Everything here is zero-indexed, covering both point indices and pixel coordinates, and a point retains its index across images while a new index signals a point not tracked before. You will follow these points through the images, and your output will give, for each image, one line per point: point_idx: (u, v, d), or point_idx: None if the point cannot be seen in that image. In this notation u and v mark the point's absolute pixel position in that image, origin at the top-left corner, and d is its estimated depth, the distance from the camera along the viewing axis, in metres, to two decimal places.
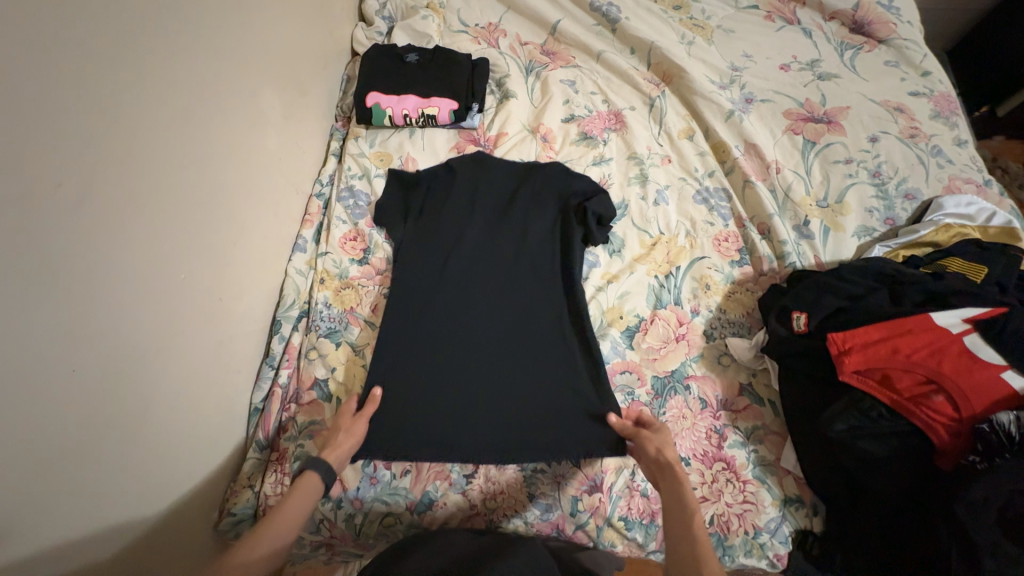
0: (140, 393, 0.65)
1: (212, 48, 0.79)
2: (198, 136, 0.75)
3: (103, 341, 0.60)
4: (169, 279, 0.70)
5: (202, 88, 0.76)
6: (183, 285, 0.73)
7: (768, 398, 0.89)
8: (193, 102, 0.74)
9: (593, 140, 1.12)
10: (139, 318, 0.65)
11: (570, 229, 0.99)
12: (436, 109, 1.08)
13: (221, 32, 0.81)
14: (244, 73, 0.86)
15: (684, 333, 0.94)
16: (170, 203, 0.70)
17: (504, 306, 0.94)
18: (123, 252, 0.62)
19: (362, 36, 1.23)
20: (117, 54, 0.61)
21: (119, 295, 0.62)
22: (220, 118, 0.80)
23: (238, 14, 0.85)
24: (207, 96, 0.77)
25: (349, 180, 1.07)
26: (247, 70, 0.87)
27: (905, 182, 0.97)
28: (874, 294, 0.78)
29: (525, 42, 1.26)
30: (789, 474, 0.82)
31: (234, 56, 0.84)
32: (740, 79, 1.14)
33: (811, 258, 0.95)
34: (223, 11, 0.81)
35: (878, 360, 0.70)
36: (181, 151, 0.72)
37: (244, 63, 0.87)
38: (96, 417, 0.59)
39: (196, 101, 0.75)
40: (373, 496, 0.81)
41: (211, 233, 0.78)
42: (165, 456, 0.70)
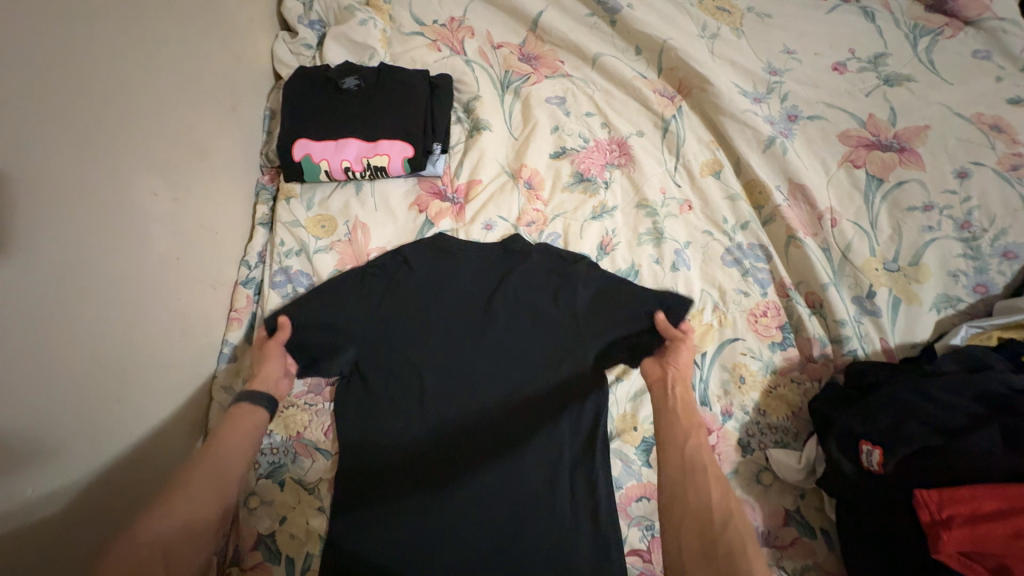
0: None
1: (56, 133, 0.54)
2: (44, 273, 0.53)
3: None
4: (13, 494, 0.50)
5: (43, 199, 0.52)
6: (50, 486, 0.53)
7: (821, 528, 0.71)
8: (27, 231, 0.51)
9: (591, 183, 0.87)
10: None
11: (577, 343, 0.78)
12: (385, 157, 0.84)
13: (62, 100, 0.55)
14: (112, 152, 0.61)
15: (714, 444, 0.75)
16: (10, 387, 0.49)
17: (489, 439, 0.75)
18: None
19: (285, 52, 0.94)
20: None
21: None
22: (81, 230, 0.57)
23: (90, 65, 0.59)
24: (55, 207, 0.54)
25: (282, 260, 0.84)
26: (119, 143, 0.62)
27: (1004, 235, 0.73)
28: (981, 429, 0.57)
29: (499, 44, 0.98)
30: None
31: (93, 130, 0.59)
32: (780, 87, 0.88)
33: (876, 342, 0.74)
34: (62, 67, 0.55)
35: (991, 544, 0.52)
36: (18, 308, 0.50)
37: (114, 134, 0.61)
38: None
39: (35, 219, 0.52)
40: None
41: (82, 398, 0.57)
42: None
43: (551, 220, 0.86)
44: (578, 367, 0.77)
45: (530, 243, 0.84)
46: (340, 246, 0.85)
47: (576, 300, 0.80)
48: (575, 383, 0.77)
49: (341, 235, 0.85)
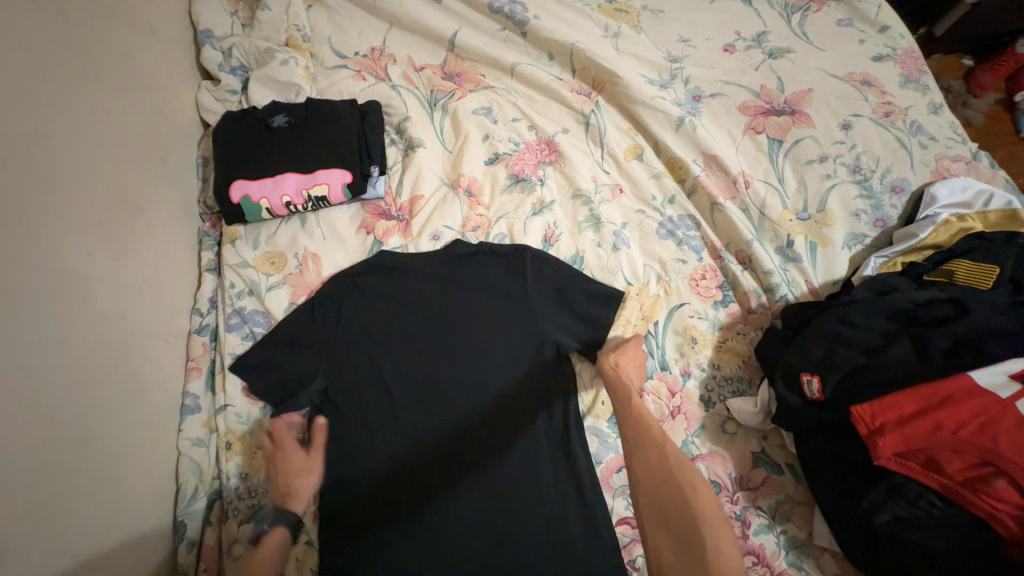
0: None
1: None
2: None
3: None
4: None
5: None
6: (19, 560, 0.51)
7: (786, 463, 0.77)
8: None
9: (527, 182, 0.92)
10: None
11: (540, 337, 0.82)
12: (325, 187, 0.86)
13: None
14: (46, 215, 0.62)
15: (679, 405, 0.80)
16: None
17: (468, 440, 0.77)
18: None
19: (209, 98, 0.95)
20: None
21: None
22: (19, 301, 0.56)
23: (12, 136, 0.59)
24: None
25: (235, 302, 0.84)
26: (50, 208, 0.62)
27: (889, 172, 0.83)
28: (895, 344, 0.64)
29: (421, 66, 1.03)
30: (826, 552, 0.72)
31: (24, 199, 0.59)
32: (682, 73, 0.96)
33: (803, 285, 0.82)
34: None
35: (920, 441, 0.57)
36: None
37: (41, 201, 0.61)
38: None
39: None
40: None
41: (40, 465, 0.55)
42: None
43: (494, 223, 0.90)
44: (547, 366, 0.81)
45: (478, 246, 0.87)
46: (292, 279, 0.85)
47: (529, 293, 0.84)
48: (542, 372, 0.81)
49: (292, 268, 0.86)
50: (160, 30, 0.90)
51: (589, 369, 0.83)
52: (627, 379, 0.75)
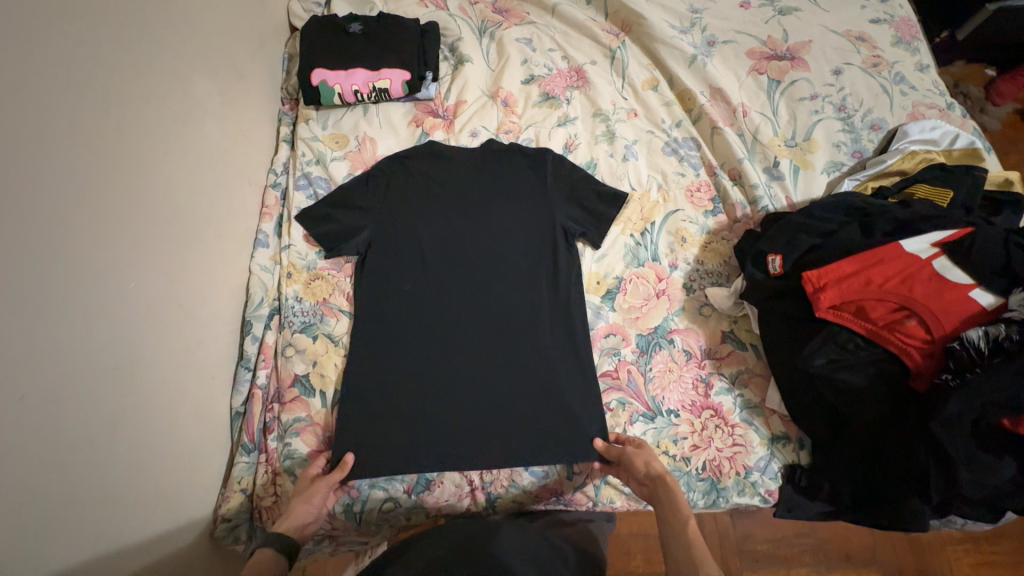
0: (119, 401, 0.64)
1: (144, 36, 0.74)
2: (141, 133, 0.72)
3: (70, 364, 0.58)
4: (130, 283, 0.68)
5: (138, 80, 0.72)
6: (146, 287, 0.70)
7: (750, 342, 0.90)
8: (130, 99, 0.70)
9: (555, 100, 1.08)
10: (104, 331, 0.63)
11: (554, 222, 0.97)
12: (387, 81, 1.03)
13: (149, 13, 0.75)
14: (179, 57, 0.81)
15: (663, 289, 0.94)
16: (121, 200, 0.67)
17: (481, 296, 0.93)
18: (62, 264, 0.58)
19: (298, 7, 1.13)
20: (50, 55, 0.59)
21: (74, 315, 0.59)
22: (159, 111, 0.76)
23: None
24: (145, 88, 0.73)
25: (304, 168, 1.02)
26: (182, 53, 0.82)
27: (870, 112, 0.96)
28: (846, 227, 0.77)
29: (476, 1, 1.20)
30: (775, 414, 0.84)
31: (165, 39, 0.78)
32: (700, 22, 1.10)
33: (783, 200, 0.95)
34: None
35: (853, 293, 0.70)
36: (125, 149, 0.69)
37: (177, 46, 0.81)
38: (73, 451, 0.57)
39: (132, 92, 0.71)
40: (361, 506, 0.81)
41: (165, 232, 0.75)
42: (162, 456, 0.70)
43: (524, 129, 1.06)
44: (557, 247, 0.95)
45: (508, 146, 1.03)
46: (352, 155, 1.03)
47: (547, 188, 0.99)
48: (552, 250, 0.96)
49: (352, 147, 1.03)
50: None
51: (591, 254, 0.97)
52: (669, 488, 0.74)
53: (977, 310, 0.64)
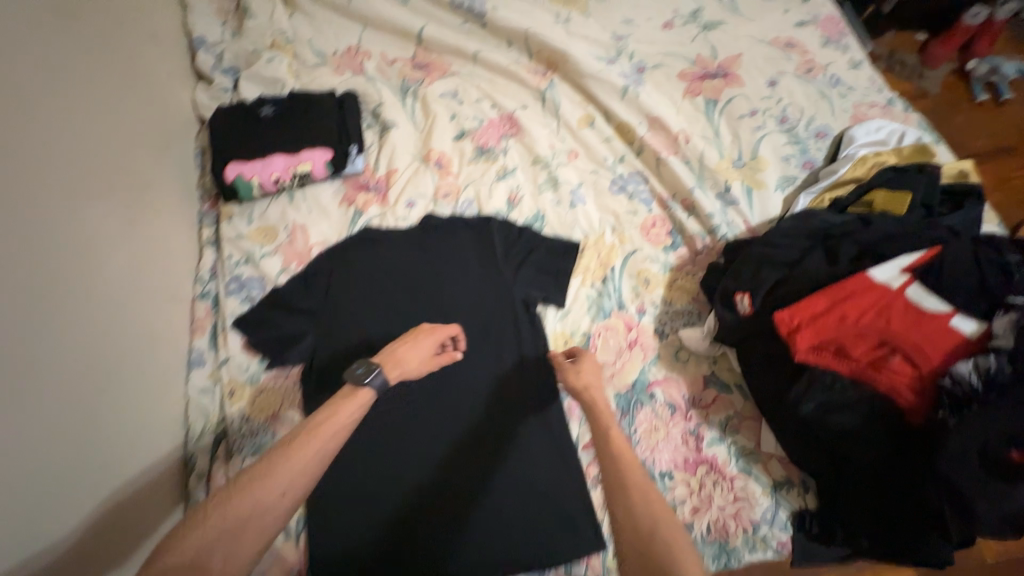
0: None
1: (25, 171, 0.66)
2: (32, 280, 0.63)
3: None
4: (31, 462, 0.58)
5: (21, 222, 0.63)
6: (55, 459, 0.61)
7: (735, 383, 0.84)
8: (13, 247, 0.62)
9: (491, 153, 1.02)
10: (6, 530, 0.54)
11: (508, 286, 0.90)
12: (309, 164, 0.96)
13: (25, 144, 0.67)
14: (72, 183, 0.73)
15: (635, 338, 0.88)
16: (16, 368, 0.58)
17: (441, 377, 0.86)
18: None
19: (204, 97, 1.05)
20: None
21: None
22: (54, 249, 0.67)
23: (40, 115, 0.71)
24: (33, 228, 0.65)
25: (233, 270, 0.94)
26: (71, 176, 0.73)
27: (813, 120, 0.93)
28: (810, 255, 0.72)
29: (393, 60, 1.14)
30: (773, 457, 0.79)
31: (51, 167, 0.70)
32: (627, 49, 1.07)
33: (741, 225, 0.90)
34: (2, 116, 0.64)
35: (830, 332, 0.65)
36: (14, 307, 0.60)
37: (67, 171, 0.73)
38: None
39: (17, 239, 0.62)
40: None
41: (75, 386, 0.66)
42: None
43: (463, 189, 1.00)
44: (511, 316, 0.89)
45: (448, 212, 0.97)
46: (284, 248, 0.95)
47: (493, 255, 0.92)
48: (511, 318, 0.89)
49: (283, 239, 0.96)
50: (161, 39, 1.03)
51: (554, 313, 0.91)
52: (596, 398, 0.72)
53: (960, 339, 0.60)
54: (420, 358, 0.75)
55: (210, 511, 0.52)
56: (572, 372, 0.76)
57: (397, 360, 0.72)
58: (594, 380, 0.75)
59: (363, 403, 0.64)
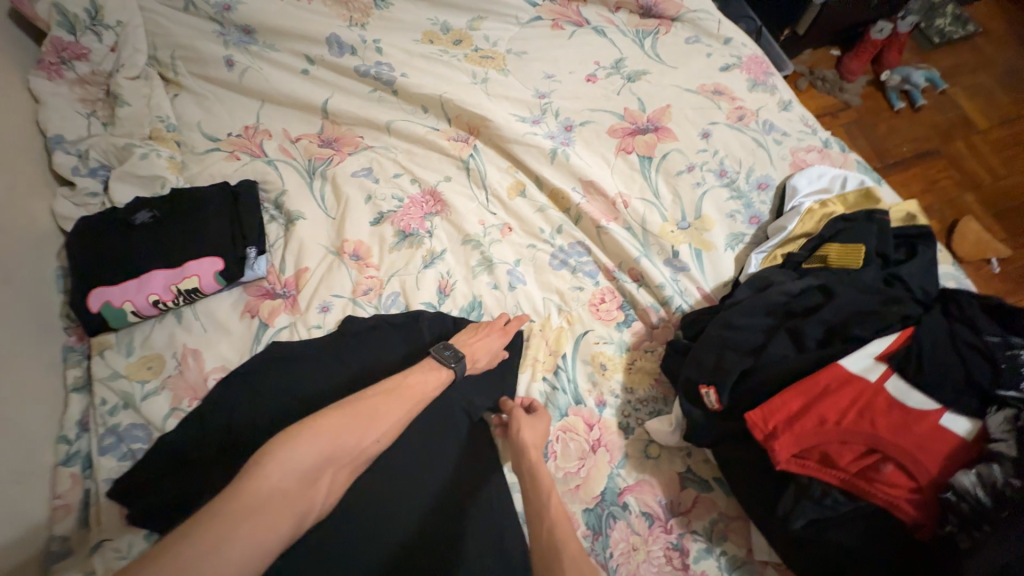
0: None
1: None
2: None
3: None
4: None
5: None
6: None
7: (713, 478, 0.75)
8: None
9: (415, 236, 0.90)
10: None
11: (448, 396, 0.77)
12: (195, 278, 0.82)
13: None
14: None
15: (598, 438, 0.77)
16: None
17: (380, 539, 0.67)
18: None
19: (66, 206, 0.89)
20: None
21: None
22: None
23: None
24: None
25: (108, 419, 0.76)
26: None
27: (753, 170, 0.87)
28: (775, 339, 0.65)
29: (297, 137, 1.02)
30: (768, 566, 0.69)
31: None
32: (551, 107, 0.99)
33: (695, 292, 0.82)
34: None
35: (811, 438, 0.57)
36: None
37: None
38: None
39: None
40: None
41: None
42: None
43: (387, 282, 0.87)
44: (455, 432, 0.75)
45: (371, 313, 0.84)
46: (171, 382, 0.79)
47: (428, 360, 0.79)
48: (459, 438, 0.75)
49: (171, 370, 0.80)
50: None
51: None
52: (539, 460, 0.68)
53: (949, 439, 0.54)
54: (490, 349, 0.77)
55: (312, 420, 0.59)
56: (526, 424, 0.72)
57: (474, 355, 0.75)
58: (537, 438, 0.71)
59: (442, 382, 0.71)
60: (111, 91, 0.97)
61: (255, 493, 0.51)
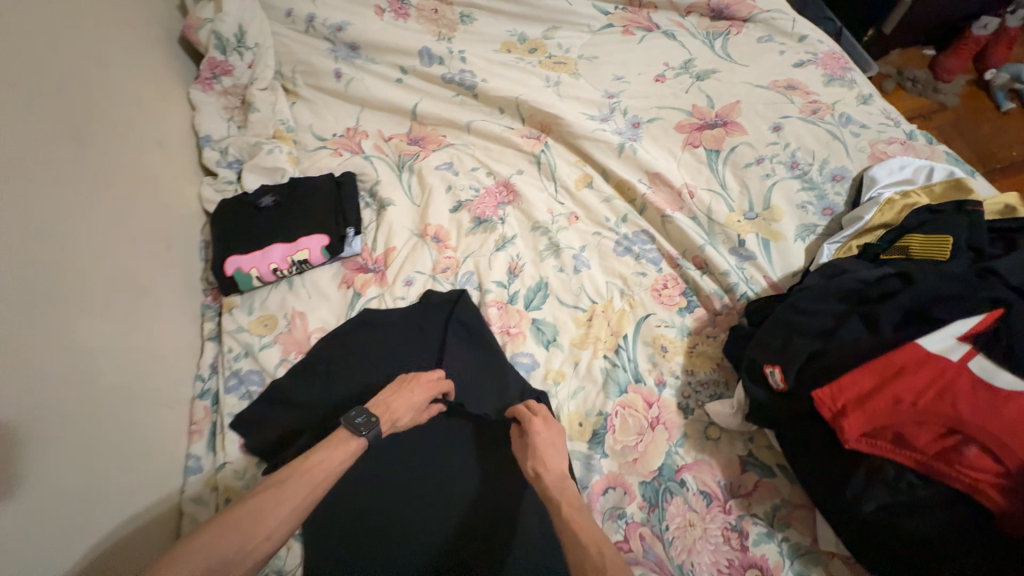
0: None
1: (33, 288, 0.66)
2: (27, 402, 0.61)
3: None
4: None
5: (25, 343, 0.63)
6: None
7: (776, 464, 0.74)
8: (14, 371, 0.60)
9: (489, 222, 0.99)
10: None
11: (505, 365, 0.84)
12: (306, 251, 0.96)
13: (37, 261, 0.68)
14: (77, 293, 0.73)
15: (657, 416, 0.80)
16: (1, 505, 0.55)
17: (449, 483, 0.79)
18: None
19: (210, 191, 1.08)
20: None
21: None
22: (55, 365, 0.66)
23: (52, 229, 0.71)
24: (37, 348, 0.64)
25: (233, 364, 0.92)
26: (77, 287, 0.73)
27: (827, 163, 0.87)
28: (846, 321, 0.64)
29: (390, 136, 1.16)
30: (835, 557, 0.67)
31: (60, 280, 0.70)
32: (619, 105, 1.05)
33: (762, 281, 0.83)
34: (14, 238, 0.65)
35: (884, 418, 0.56)
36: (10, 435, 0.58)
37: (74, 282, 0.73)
38: None
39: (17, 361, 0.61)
40: None
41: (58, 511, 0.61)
42: None
43: (462, 262, 0.97)
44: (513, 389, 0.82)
45: (448, 288, 0.94)
46: (283, 337, 0.93)
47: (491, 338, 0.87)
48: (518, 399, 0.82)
49: (282, 327, 0.94)
50: (166, 142, 1.03)
51: (569, 389, 0.84)
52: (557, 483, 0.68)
53: None
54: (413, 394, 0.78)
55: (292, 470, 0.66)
56: (530, 454, 0.72)
57: (394, 407, 0.76)
58: (551, 468, 0.70)
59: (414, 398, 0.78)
60: (246, 99, 1.17)
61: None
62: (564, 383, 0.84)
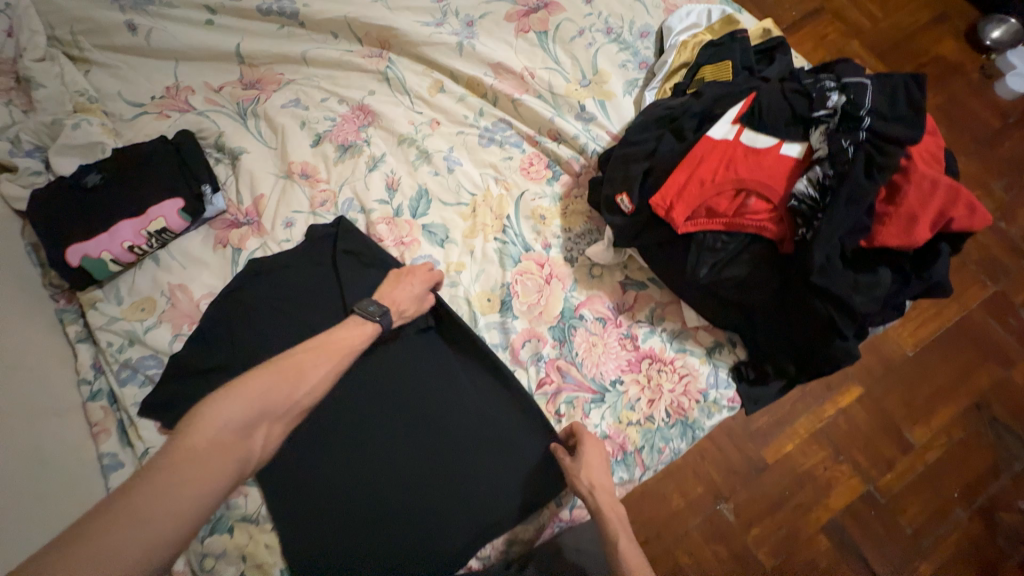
0: None
1: None
2: None
3: None
4: None
5: None
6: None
7: (647, 278, 0.90)
8: None
9: (354, 147, 0.99)
10: None
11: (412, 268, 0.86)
12: (161, 219, 0.89)
13: None
14: None
15: (550, 273, 0.91)
16: None
17: (386, 388, 0.83)
18: None
19: (14, 188, 0.91)
20: None
21: None
22: None
23: None
24: None
25: (119, 356, 0.85)
26: None
27: (634, 23, 1.00)
28: (663, 140, 0.78)
29: (220, 86, 1.06)
30: (699, 329, 0.86)
31: None
32: (450, 7, 1.06)
33: (606, 137, 0.95)
34: None
35: (697, 198, 0.72)
36: None
37: None
38: None
39: None
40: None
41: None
42: None
43: (339, 192, 0.96)
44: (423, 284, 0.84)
45: (331, 218, 0.94)
46: (168, 314, 0.87)
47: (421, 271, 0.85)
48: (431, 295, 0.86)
49: (164, 305, 0.88)
50: None
51: (470, 274, 0.91)
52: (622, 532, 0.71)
53: (791, 166, 0.70)
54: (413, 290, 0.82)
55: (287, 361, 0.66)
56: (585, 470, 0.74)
57: (398, 304, 0.80)
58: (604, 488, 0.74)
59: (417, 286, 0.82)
60: (21, 76, 0.98)
61: (124, 517, 0.47)
62: (465, 270, 0.91)
